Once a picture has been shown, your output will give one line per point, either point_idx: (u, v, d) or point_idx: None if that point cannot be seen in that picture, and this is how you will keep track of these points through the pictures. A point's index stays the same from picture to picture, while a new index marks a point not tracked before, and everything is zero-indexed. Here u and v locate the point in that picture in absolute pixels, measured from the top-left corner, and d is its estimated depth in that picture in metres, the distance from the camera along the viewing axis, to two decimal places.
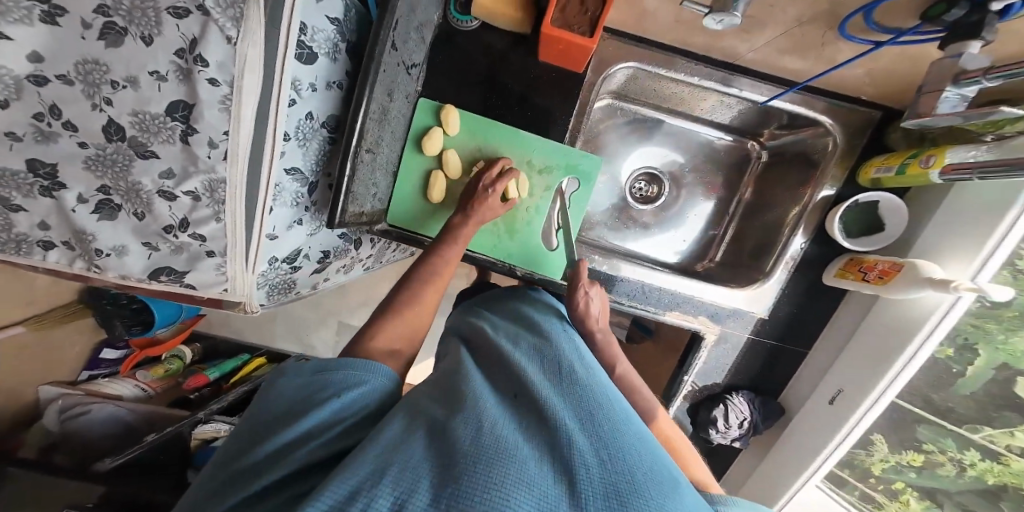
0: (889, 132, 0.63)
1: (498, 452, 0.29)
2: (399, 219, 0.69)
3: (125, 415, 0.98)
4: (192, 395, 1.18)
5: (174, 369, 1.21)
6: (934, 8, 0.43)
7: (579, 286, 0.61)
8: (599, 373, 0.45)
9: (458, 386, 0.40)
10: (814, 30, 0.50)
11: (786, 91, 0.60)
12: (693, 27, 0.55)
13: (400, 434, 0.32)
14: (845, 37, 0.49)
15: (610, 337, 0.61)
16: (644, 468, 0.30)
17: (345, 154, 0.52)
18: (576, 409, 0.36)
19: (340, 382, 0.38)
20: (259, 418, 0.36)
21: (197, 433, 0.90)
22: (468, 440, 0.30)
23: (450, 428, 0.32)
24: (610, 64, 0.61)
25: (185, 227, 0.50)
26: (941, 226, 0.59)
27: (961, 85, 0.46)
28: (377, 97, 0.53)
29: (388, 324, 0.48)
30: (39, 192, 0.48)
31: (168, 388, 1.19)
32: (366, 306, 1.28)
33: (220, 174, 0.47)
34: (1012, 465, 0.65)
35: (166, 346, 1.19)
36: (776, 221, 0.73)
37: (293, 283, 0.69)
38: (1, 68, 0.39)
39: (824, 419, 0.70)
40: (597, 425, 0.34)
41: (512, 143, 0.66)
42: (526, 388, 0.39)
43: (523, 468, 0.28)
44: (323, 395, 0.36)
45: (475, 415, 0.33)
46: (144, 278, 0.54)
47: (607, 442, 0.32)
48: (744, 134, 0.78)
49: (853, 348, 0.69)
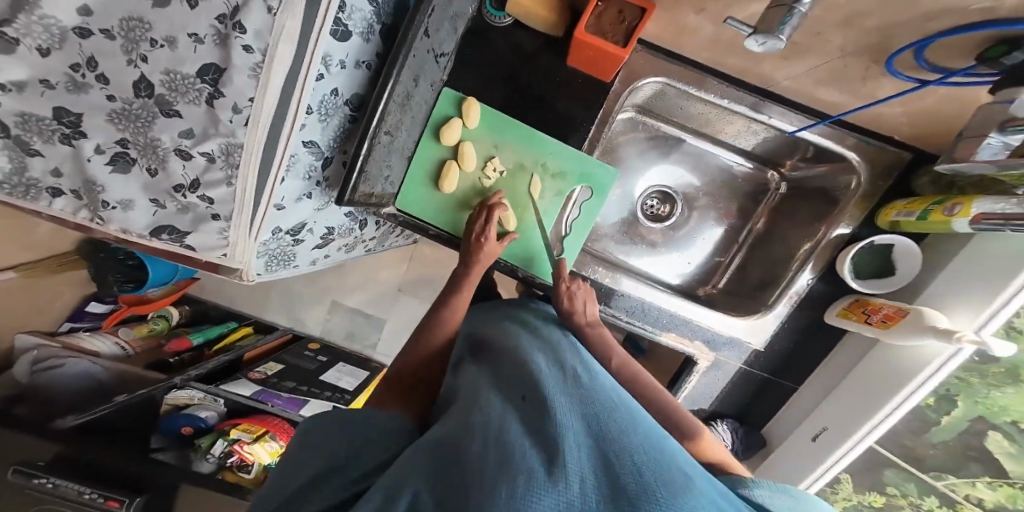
0: (918, 176, 0.62)
1: (506, 459, 0.30)
2: (408, 205, 0.68)
3: (98, 373, 0.95)
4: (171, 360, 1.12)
5: (158, 330, 1.19)
6: (990, 51, 0.41)
7: (562, 282, 0.65)
8: (605, 375, 0.46)
9: (467, 402, 0.42)
10: (858, 63, 0.47)
11: (817, 123, 0.58)
12: (730, 49, 0.54)
13: (411, 459, 0.35)
14: (890, 73, 0.47)
15: (602, 328, 0.64)
16: (651, 459, 0.31)
17: (364, 134, 0.52)
18: (583, 412, 0.37)
19: (350, 425, 0.42)
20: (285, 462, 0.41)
21: (168, 399, 0.91)
22: (477, 456, 0.32)
23: (460, 446, 0.34)
24: (639, 78, 0.61)
25: (195, 187, 0.50)
26: (951, 281, 0.60)
27: (1005, 133, 0.42)
28: (403, 88, 0.54)
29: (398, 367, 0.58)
30: (59, 139, 0.48)
31: (145, 351, 1.14)
32: (362, 290, 1.30)
33: (239, 139, 0.46)
34: None
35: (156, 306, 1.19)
36: (786, 254, 0.73)
37: (292, 257, 0.67)
38: (49, 17, 0.40)
39: (807, 455, 0.71)
40: (604, 425, 0.35)
41: (528, 143, 0.65)
42: (534, 390, 0.40)
43: (531, 470, 0.29)
44: (337, 437, 0.41)
45: (483, 429, 0.35)
46: (146, 235, 0.53)
47: (615, 439, 0.33)
48: (766, 163, 0.79)
49: (843, 388, 0.69)
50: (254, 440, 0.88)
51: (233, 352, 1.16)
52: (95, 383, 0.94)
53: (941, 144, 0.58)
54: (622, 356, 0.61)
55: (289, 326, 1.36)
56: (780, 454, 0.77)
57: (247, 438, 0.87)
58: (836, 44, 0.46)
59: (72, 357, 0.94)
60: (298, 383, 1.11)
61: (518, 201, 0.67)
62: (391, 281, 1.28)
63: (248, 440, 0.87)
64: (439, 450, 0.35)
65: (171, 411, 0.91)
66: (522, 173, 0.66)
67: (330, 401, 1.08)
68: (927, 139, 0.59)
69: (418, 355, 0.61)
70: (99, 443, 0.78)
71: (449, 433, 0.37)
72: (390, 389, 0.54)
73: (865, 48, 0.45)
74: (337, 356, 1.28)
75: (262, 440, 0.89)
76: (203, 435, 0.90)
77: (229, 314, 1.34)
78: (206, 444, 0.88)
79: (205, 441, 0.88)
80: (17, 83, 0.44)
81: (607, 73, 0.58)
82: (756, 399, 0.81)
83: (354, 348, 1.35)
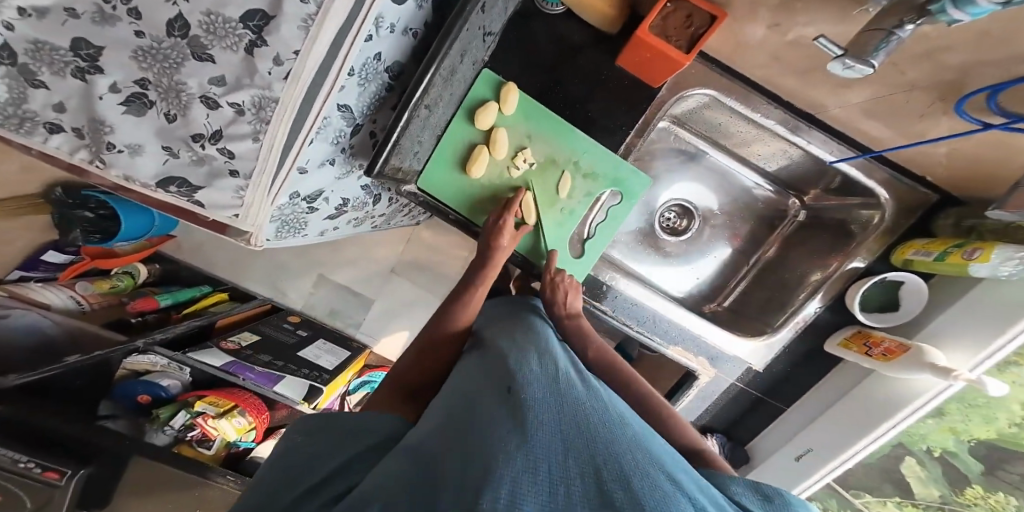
0: (940, 217, 0.65)
1: (490, 463, 0.29)
2: (430, 184, 0.63)
3: (47, 327, 0.85)
4: (134, 320, 1.04)
5: (120, 288, 1.07)
6: None
7: (547, 274, 0.65)
8: (593, 381, 0.47)
9: (451, 411, 0.41)
10: (923, 98, 0.49)
11: (857, 156, 0.60)
12: (785, 71, 0.54)
13: (390, 474, 0.32)
14: (957, 111, 0.48)
15: (581, 320, 0.67)
16: (637, 466, 0.31)
17: (404, 104, 0.51)
18: (568, 414, 0.37)
19: (338, 439, 0.42)
20: (265, 479, 0.40)
21: (127, 363, 0.85)
22: (458, 468, 0.30)
23: (441, 458, 0.33)
24: (687, 88, 0.60)
25: (216, 139, 0.47)
26: (949, 323, 0.64)
27: None
28: (450, 63, 0.52)
29: (408, 368, 0.57)
30: (71, 72, 0.43)
31: (105, 308, 1.02)
32: (355, 267, 1.25)
33: (274, 93, 0.43)
34: None
35: (124, 260, 1.06)
36: (797, 280, 0.76)
37: (304, 225, 0.63)
38: None
39: (790, 472, 0.77)
40: (590, 430, 0.35)
41: (563, 139, 0.62)
42: (521, 386, 0.41)
43: (516, 476, 0.27)
44: (323, 454, 0.40)
45: (467, 439, 0.34)
46: (151, 184, 0.50)
47: (603, 442, 0.33)
48: (789, 189, 0.81)
49: (830, 414, 0.72)
50: (221, 414, 0.85)
51: (205, 319, 1.08)
52: (44, 339, 0.84)
53: (969, 188, 0.61)
54: (598, 345, 0.65)
55: (269, 296, 1.29)
56: (765, 468, 0.81)
57: (213, 411, 0.84)
58: (909, 76, 0.47)
59: (17, 308, 0.83)
60: (274, 357, 1.02)
61: (545, 197, 0.65)
62: (384, 261, 1.24)
63: (214, 413, 0.84)
64: (416, 464, 0.33)
65: (128, 377, 0.85)
66: (553, 168, 0.64)
67: (308, 380, 0.99)
68: (962, 184, 0.61)
69: (418, 366, 0.58)
70: (49, 407, 0.70)
71: (430, 446, 0.35)
72: (393, 396, 0.52)
73: (936, 84, 0.47)
74: (319, 331, 1.21)
75: (230, 415, 0.86)
76: (162, 406, 0.84)
77: (204, 278, 1.26)
78: (165, 415, 0.82)
79: (164, 412, 0.82)
80: (39, 9, 0.39)
81: (658, 78, 0.57)
82: (744, 417, 0.84)
83: (336, 326, 1.30)
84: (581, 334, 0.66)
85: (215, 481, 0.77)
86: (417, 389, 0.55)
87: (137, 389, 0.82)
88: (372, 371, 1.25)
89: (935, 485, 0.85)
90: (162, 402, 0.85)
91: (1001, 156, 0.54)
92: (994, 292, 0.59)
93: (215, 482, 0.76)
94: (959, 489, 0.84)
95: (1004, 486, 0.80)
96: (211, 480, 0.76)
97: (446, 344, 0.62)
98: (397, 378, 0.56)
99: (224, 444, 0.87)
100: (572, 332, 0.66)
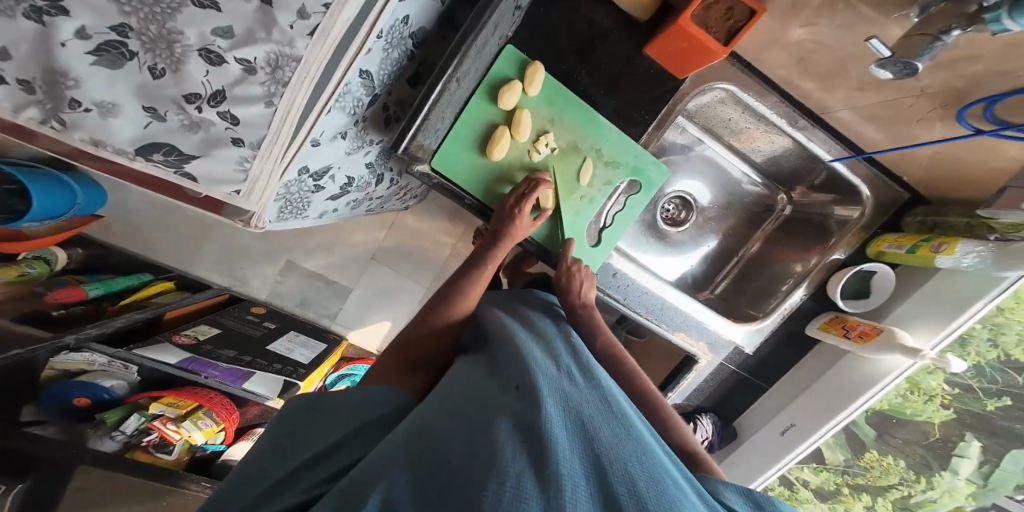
0: (909, 214, 0.73)
1: (494, 460, 0.29)
2: (445, 166, 0.60)
3: None
4: (58, 312, 0.82)
5: (33, 276, 0.88)
6: None
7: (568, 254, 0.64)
8: (598, 369, 0.47)
9: (454, 397, 0.40)
10: (926, 104, 0.58)
11: (853, 156, 0.69)
12: (811, 63, 0.60)
13: (387, 451, 0.32)
14: (959, 118, 0.57)
15: (591, 309, 0.65)
16: (643, 472, 0.31)
17: (438, 77, 0.56)
18: (574, 413, 0.36)
19: (336, 416, 0.41)
20: (257, 456, 0.39)
21: (57, 361, 0.67)
22: (461, 458, 0.30)
23: (444, 441, 0.32)
24: (712, 80, 0.65)
25: (218, 101, 0.40)
26: (912, 307, 0.72)
27: None
28: (483, 37, 0.56)
29: (413, 334, 0.54)
30: (22, 10, 0.29)
31: (22, 299, 0.82)
32: (327, 252, 1.16)
33: (296, 51, 0.38)
34: (796, 492, 1.04)
35: (37, 245, 0.82)
36: (782, 272, 0.83)
37: (305, 207, 0.64)
38: None
39: (777, 445, 0.85)
40: (596, 431, 0.35)
41: (587, 126, 0.62)
42: (529, 378, 0.40)
43: (521, 477, 0.28)
44: (321, 431, 0.39)
45: (473, 428, 0.34)
46: (129, 152, 0.42)
47: (606, 446, 0.33)
48: (777, 185, 0.87)
49: (809, 393, 0.80)
50: (182, 417, 0.74)
51: (149, 311, 0.91)
52: None
53: (938, 188, 0.69)
54: (608, 339, 0.63)
55: (227, 285, 1.16)
56: (752, 444, 0.89)
57: (172, 415, 0.73)
58: (924, 83, 0.56)
59: None
60: (240, 352, 0.91)
61: (566, 185, 0.64)
62: (362, 248, 1.17)
63: (174, 416, 0.73)
64: (418, 440, 0.33)
65: (57, 378, 0.67)
66: (575, 155, 0.63)
67: (282, 375, 0.90)
68: (931, 185, 0.69)
69: (425, 338, 0.54)
70: None
71: (434, 425, 0.35)
72: (393, 368, 0.50)
73: (945, 91, 0.55)
74: (288, 323, 1.10)
75: (194, 417, 0.75)
76: (106, 409, 0.72)
77: (142, 264, 1.08)
78: (113, 420, 0.70)
79: (111, 417, 0.70)
80: None
81: (684, 69, 0.59)
82: (729, 397, 0.91)
83: (308, 317, 1.20)
84: (590, 327, 0.64)
85: (187, 488, 0.71)
86: (421, 359, 0.53)
87: (74, 392, 0.67)
88: (350, 364, 1.18)
89: (840, 451, 0.96)
90: (106, 404, 0.72)
91: (979, 160, 0.61)
92: (951, 282, 0.68)
93: (188, 490, 0.71)
94: (859, 453, 0.96)
95: (890, 448, 0.94)
96: (183, 488, 0.71)
97: (450, 326, 0.57)
98: (403, 344, 0.53)
99: (188, 447, 0.78)
100: (581, 323, 0.65)
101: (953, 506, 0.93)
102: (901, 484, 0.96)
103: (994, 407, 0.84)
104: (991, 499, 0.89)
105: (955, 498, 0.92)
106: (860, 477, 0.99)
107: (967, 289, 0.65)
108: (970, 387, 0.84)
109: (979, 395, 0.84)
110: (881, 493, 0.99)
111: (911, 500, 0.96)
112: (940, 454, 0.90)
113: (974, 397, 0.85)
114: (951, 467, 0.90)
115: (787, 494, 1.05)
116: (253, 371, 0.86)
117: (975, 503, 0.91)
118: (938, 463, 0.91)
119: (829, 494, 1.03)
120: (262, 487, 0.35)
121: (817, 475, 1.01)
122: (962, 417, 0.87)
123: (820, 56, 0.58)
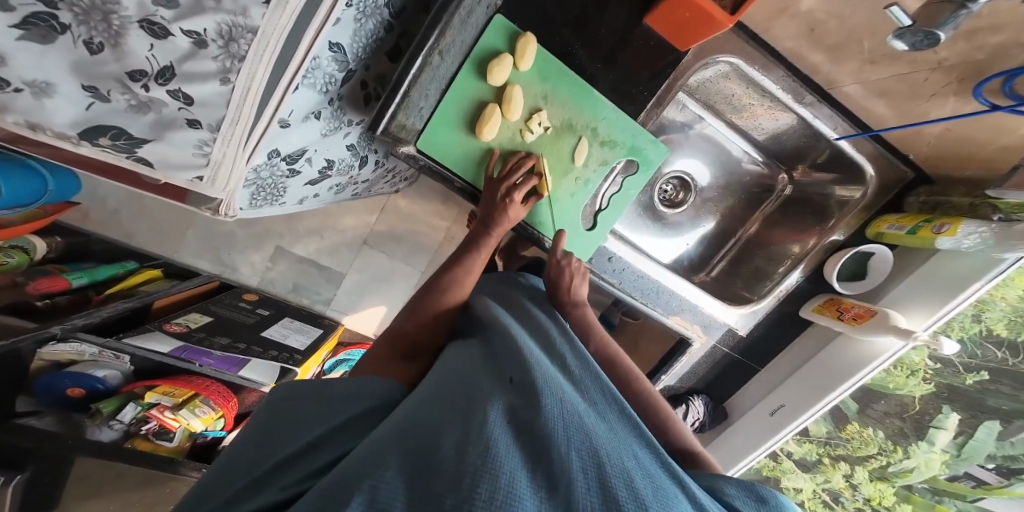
0: (910, 196, 0.71)
1: (487, 454, 0.27)
2: (432, 147, 0.56)
3: None
4: (38, 302, 0.76)
5: (11, 266, 0.80)
6: None
7: (557, 262, 0.62)
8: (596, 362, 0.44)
9: (447, 387, 0.38)
10: (942, 78, 0.55)
11: (859, 134, 0.67)
12: (823, 36, 0.57)
13: (377, 437, 0.30)
14: (975, 95, 0.54)
15: (587, 310, 0.63)
16: (641, 471, 0.29)
17: (417, 49, 0.52)
18: (574, 404, 0.34)
19: (324, 406, 0.38)
20: (240, 447, 0.37)
21: (45, 353, 0.61)
22: (452, 447, 0.28)
23: (434, 433, 0.30)
24: (715, 53, 0.61)
25: (166, 79, 0.36)
26: (907, 289, 0.71)
27: None
28: (469, 3, 0.51)
29: (406, 322, 0.52)
30: None
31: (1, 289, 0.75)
32: (316, 238, 1.13)
33: (252, 20, 0.33)
34: (780, 463, 1.06)
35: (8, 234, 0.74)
36: (780, 253, 0.81)
37: (281, 192, 0.62)
38: None
39: (768, 426, 0.85)
40: (593, 424, 0.32)
41: (580, 102, 0.58)
42: (524, 372, 0.38)
43: (513, 476, 0.26)
44: (306, 423, 0.37)
45: (465, 418, 0.31)
46: (70, 133, 0.38)
47: (603, 440, 0.30)
48: (778, 164, 0.84)
49: (801, 374, 0.80)
50: (179, 405, 0.70)
51: (137, 299, 0.87)
52: None
53: (942, 166, 0.67)
54: (603, 338, 0.60)
55: (215, 272, 1.12)
56: (743, 422, 0.89)
57: (168, 403, 0.69)
58: (941, 56, 0.53)
59: None
60: (234, 340, 0.88)
61: (559, 165, 0.61)
62: (353, 233, 1.14)
63: (171, 405, 0.70)
64: (407, 429, 0.31)
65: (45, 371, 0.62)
66: (569, 134, 0.60)
67: (278, 362, 0.88)
68: (935, 162, 0.67)
69: (418, 325, 0.52)
70: None
71: (424, 415, 0.33)
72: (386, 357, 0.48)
73: (962, 64, 0.53)
74: (283, 310, 1.08)
75: (191, 405, 0.71)
76: (101, 400, 0.68)
77: (127, 252, 1.03)
78: (109, 410, 0.66)
79: (106, 406, 0.66)
80: None
81: (687, 41, 0.55)
82: (722, 377, 0.91)
83: (301, 303, 1.17)
84: (583, 327, 0.61)
85: (187, 474, 0.68)
86: (413, 349, 0.51)
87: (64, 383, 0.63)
88: (343, 350, 1.17)
89: (822, 423, 0.98)
90: (100, 394, 0.68)
91: (986, 135, 0.58)
92: (947, 263, 0.67)
93: (189, 476, 0.68)
94: (839, 425, 0.98)
95: (870, 420, 0.95)
96: (183, 474, 0.67)
97: (446, 311, 0.55)
98: (395, 332, 0.51)
99: (188, 434, 0.74)
100: (575, 323, 0.61)
101: (928, 475, 0.93)
102: (879, 454, 0.96)
103: (971, 381, 0.85)
104: (963, 468, 0.89)
105: (931, 467, 0.91)
106: (841, 447, 1.00)
107: (964, 271, 0.64)
108: (950, 361, 0.84)
109: (958, 369, 0.85)
110: (859, 462, 0.99)
111: (889, 469, 0.96)
112: (917, 425, 0.91)
113: (953, 371, 0.85)
114: (928, 438, 0.90)
115: (771, 465, 1.07)
116: (249, 359, 0.84)
117: (948, 472, 0.91)
118: (914, 433, 0.91)
119: (811, 464, 1.05)
120: (245, 480, 0.33)
121: (801, 446, 1.02)
122: (939, 390, 0.87)
123: (834, 26, 0.55)
